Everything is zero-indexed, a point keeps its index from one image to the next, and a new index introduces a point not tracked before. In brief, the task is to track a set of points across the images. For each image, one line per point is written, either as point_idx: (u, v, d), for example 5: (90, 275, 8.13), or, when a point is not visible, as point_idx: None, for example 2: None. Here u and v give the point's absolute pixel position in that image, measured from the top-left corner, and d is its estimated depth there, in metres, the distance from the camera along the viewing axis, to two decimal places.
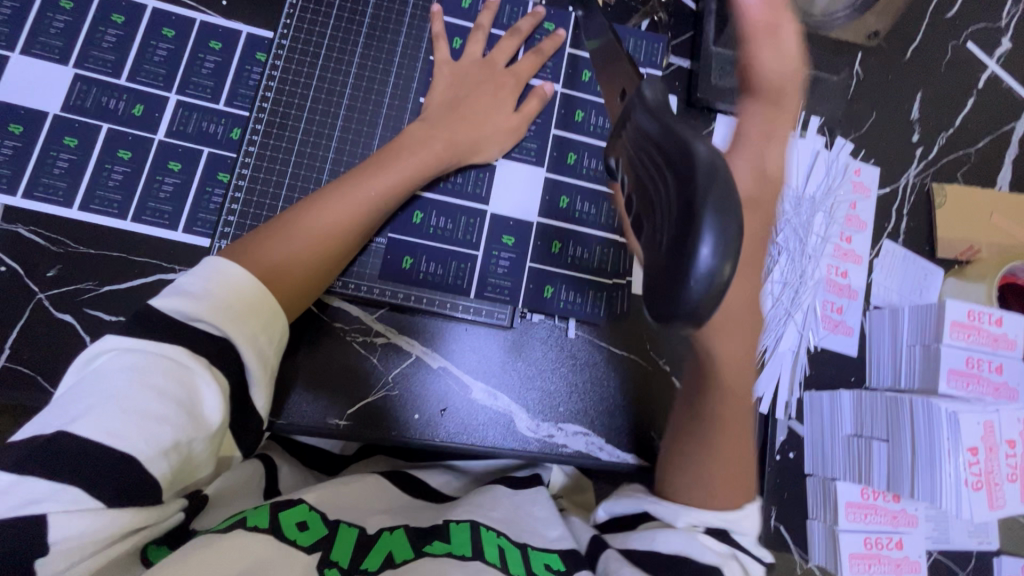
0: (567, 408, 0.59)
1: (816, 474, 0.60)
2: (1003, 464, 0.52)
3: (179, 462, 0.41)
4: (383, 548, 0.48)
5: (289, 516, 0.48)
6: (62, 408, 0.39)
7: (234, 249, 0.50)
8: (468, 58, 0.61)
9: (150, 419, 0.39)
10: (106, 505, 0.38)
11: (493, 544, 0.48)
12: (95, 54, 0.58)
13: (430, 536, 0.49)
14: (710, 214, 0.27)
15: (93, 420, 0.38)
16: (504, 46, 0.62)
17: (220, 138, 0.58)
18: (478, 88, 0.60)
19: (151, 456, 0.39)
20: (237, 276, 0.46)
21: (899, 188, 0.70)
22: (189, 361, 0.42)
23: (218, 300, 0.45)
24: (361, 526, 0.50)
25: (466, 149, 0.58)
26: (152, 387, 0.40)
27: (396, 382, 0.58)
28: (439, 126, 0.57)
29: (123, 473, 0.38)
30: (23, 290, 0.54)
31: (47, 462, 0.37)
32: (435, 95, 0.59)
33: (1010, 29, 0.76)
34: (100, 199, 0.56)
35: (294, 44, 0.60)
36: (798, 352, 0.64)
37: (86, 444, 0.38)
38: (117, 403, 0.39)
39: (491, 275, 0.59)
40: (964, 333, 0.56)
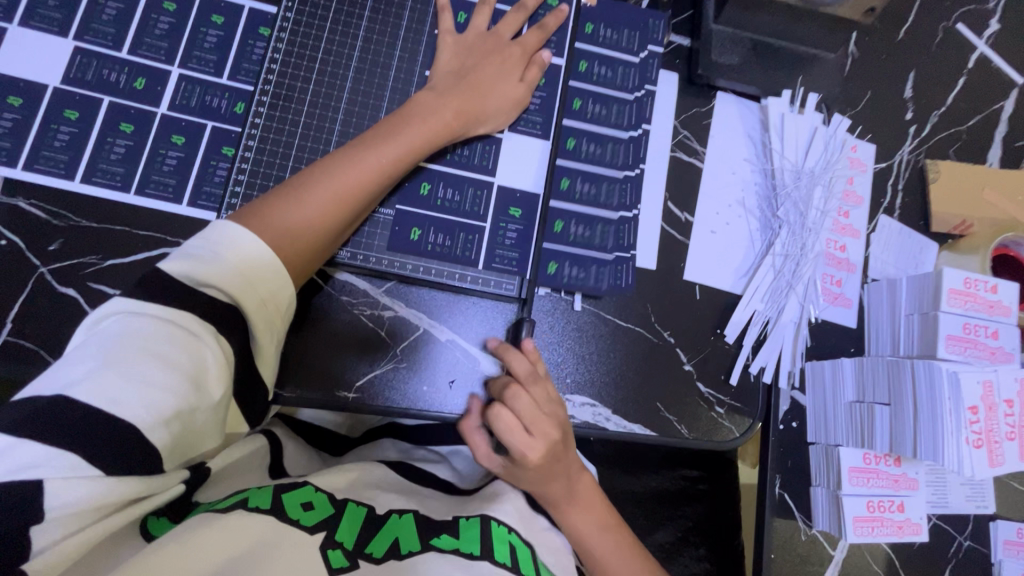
0: (574, 379, 0.60)
1: (819, 443, 0.62)
2: (1002, 423, 0.53)
3: (181, 431, 0.41)
4: (389, 534, 0.49)
5: (295, 497, 0.48)
6: (63, 369, 0.39)
7: (242, 216, 0.50)
8: (473, 32, 0.61)
9: (151, 387, 0.39)
10: (105, 472, 0.37)
11: (504, 542, 0.49)
12: (95, 27, 0.57)
13: (438, 529, 0.50)
14: None
15: (94, 384, 0.38)
16: (509, 21, 0.62)
17: (223, 112, 0.58)
18: (484, 62, 0.60)
19: (151, 424, 0.39)
20: (248, 241, 0.46)
21: (894, 164, 0.72)
22: (194, 330, 0.42)
23: (226, 267, 0.45)
24: (369, 505, 0.51)
25: (471, 121, 0.58)
26: (154, 354, 0.40)
27: (403, 354, 0.58)
28: (445, 97, 0.57)
29: (123, 440, 0.38)
30: (25, 264, 0.53)
31: (49, 426, 0.37)
32: (439, 67, 0.60)
33: (997, 11, 0.78)
34: (102, 172, 0.55)
35: (298, 17, 0.60)
36: (800, 323, 0.65)
37: (86, 408, 0.37)
38: (118, 368, 0.39)
39: (499, 246, 0.59)
40: (961, 300, 0.57)
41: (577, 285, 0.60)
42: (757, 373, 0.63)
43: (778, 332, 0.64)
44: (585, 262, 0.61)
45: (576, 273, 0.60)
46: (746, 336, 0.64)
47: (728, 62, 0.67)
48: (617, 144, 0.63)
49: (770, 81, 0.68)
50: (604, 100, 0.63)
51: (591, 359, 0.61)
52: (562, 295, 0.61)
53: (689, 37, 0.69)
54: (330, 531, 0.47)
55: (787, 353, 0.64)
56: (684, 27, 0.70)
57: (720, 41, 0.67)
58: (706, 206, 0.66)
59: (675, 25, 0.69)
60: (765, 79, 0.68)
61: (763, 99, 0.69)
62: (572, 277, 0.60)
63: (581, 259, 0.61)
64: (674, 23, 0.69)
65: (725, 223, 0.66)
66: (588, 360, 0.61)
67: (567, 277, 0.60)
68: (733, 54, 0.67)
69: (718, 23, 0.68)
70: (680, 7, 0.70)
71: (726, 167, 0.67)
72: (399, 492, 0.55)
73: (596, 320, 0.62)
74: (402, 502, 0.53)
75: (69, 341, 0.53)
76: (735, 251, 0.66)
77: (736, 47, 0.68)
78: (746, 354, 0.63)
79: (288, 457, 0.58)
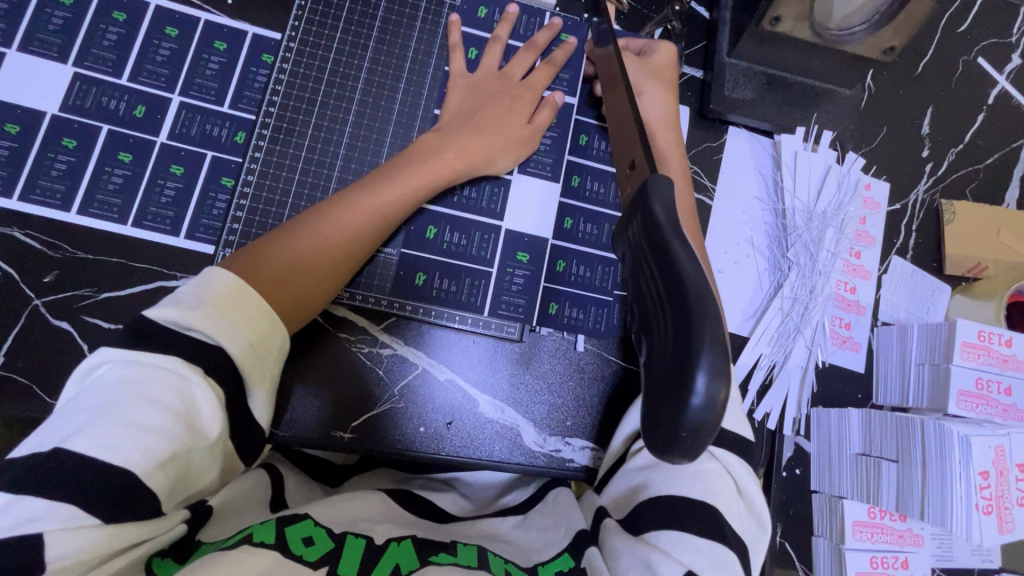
0: (574, 422, 0.59)
1: (823, 491, 0.60)
2: (1013, 489, 0.52)
3: (177, 474, 0.40)
4: (390, 559, 0.46)
5: (296, 530, 0.45)
6: (57, 423, 0.38)
7: (237, 258, 0.49)
8: (485, 70, 0.60)
9: (146, 432, 0.38)
10: (103, 521, 0.36)
11: (500, 566, 0.45)
12: (96, 53, 0.56)
13: (436, 548, 0.47)
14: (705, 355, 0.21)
15: (87, 435, 0.36)
16: (520, 59, 0.61)
17: (224, 141, 0.57)
18: (492, 102, 0.59)
19: (148, 469, 0.38)
20: (238, 288, 0.45)
21: (909, 204, 0.70)
22: (186, 371, 0.41)
23: (210, 311, 0.43)
24: (368, 536, 0.48)
25: (479, 161, 0.56)
26: (148, 398, 0.39)
27: (401, 395, 0.57)
28: (452, 139, 0.56)
29: (120, 489, 0.36)
30: (18, 295, 0.52)
31: (42, 481, 0.35)
32: (450, 108, 0.59)
33: (1019, 45, 0.76)
34: (100, 203, 0.54)
35: (302, 46, 0.59)
36: (807, 368, 0.63)
37: (80, 461, 0.36)
38: (111, 417, 0.37)
39: (505, 292, 0.58)
40: (974, 354, 0.56)
41: (579, 327, 0.60)
42: (762, 418, 0.62)
43: (785, 377, 0.63)
44: (586, 302, 0.60)
45: (577, 314, 0.60)
46: (752, 380, 0.62)
47: (741, 97, 0.65)
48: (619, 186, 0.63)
49: (784, 117, 0.66)
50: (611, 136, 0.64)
51: (592, 403, 0.60)
52: (565, 335, 0.60)
53: (702, 68, 0.68)
54: (333, 564, 0.44)
55: (792, 400, 0.63)
56: (697, 58, 0.68)
57: (733, 74, 0.66)
58: (715, 243, 0.64)
59: (688, 55, 0.68)
60: (779, 115, 0.66)
61: (776, 135, 0.67)
62: (573, 318, 0.60)
63: (582, 299, 0.60)
64: (686, 54, 0.67)
65: (734, 262, 0.64)
66: (589, 404, 0.60)
67: (566, 317, 0.60)
68: (746, 89, 0.66)
69: (732, 57, 0.66)
70: (694, 38, 0.68)
71: (737, 206, 0.65)
72: (397, 523, 0.52)
73: (599, 360, 0.60)
74: (401, 531, 0.51)
75: (61, 376, 0.52)
76: (743, 292, 0.64)
77: (750, 82, 0.66)
78: (751, 400, 0.62)
79: (289, 490, 0.57)
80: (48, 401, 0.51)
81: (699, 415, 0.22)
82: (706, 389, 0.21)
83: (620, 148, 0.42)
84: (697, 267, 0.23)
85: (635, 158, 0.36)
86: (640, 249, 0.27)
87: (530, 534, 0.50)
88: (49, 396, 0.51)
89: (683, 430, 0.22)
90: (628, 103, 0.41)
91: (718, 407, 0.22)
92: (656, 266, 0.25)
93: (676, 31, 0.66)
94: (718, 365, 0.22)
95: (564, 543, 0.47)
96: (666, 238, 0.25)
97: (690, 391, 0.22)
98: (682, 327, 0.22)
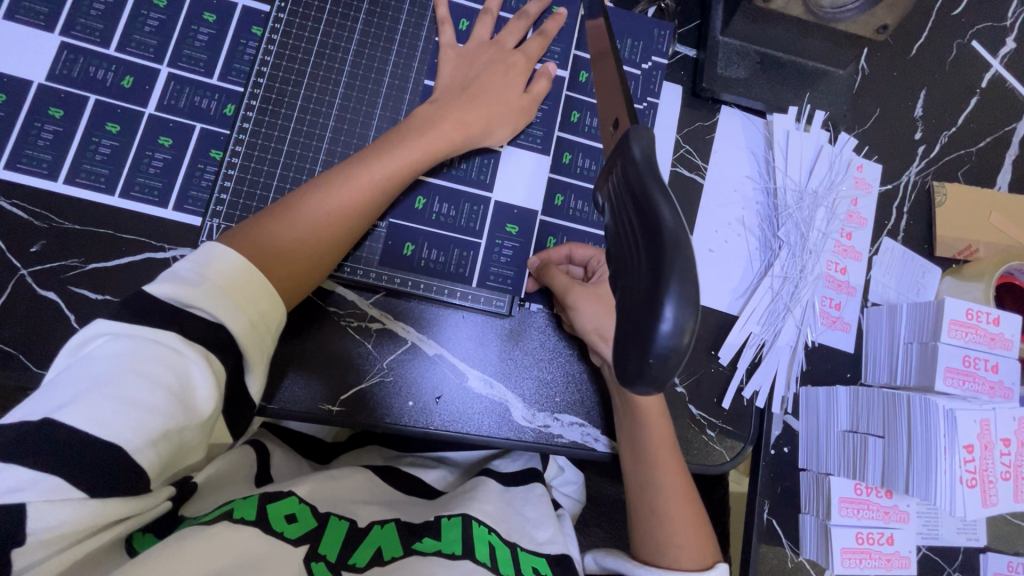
0: (563, 398, 0.59)
1: (810, 469, 0.61)
2: (998, 463, 0.52)
3: (168, 451, 0.39)
4: (373, 542, 0.47)
5: (279, 508, 0.46)
6: (47, 394, 0.37)
7: (234, 233, 0.48)
8: (476, 43, 0.60)
9: (137, 407, 0.37)
10: (88, 495, 0.35)
11: (483, 542, 0.48)
12: (83, 22, 0.55)
13: (420, 532, 0.48)
14: (674, 281, 0.22)
15: (77, 408, 0.35)
16: (512, 29, 0.61)
17: (213, 113, 0.57)
18: (487, 72, 0.58)
19: (138, 446, 0.37)
20: (237, 264, 0.45)
21: (900, 185, 0.70)
22: (181, 346, 0.40)
23: (211, 289, 0.43)
24: (351, 518, 0.49)
25: (478, 134, 0.56)
26: (140, 373, 0.38)
27: (389, 369, 0.57)
28: (448, 111, 0.55)
29: (108, 464, 0.35)
30: (6, 265, 0.52)
31: (29, 451, 0.34)
32: (443, 81, 0.58)
33: (1014, 29, 0.76)
34: (87, 173, 0.54)
35: (291, 18, 0.58)
36: (797, 347, 0.63)
37: (68, 434, 0.35)
38: (105, 391, 0.36)
39: (494, 264, 0.59)
40: (962, 332, 0.56)
41: None
42: (751, 397, 0.62)
43: (774, 354, 0.63)
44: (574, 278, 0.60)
45: None
46: (741, 358, 0.62)
47: (734, 76, 0.65)
48: None
49: (776, 96, 0.66)
50: None
51: (581, 379, 0.60)
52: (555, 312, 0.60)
53: (695, 47, 0.67)
54: (314, 543, 0.45)
55: (781, 378, 0.63)
56: (690, 37, 0.68)
57: (726, 53, 0.65)
58: (704, 222, 0.64)
59: (681, 35, 0.67)
60: (771, 94, 0.66)
61: (769, 115, 0.67)
62: None
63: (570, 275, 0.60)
64: (680, 32, 0.67)
65: (724, 241, 0.64)
66: (578, 381, 0.59)
67: None
68: (740, 67, 0.65)
69: (725, 35, 0.65)
70: (687, 17, 0.68)
71: (728, 184, 0.65)
72: (380, 504, 0.53)
73: None
74: (383, 513, 0.52)
75: (48, 345, 0.52)
76: (733, 270, 0.64)
77: (742, 61, 0.66)
78: (740, 377, 0.62)
79: (274, 466, 0.57)
80: (35, 370, 0.51)
81: (667, 341, 0.22)
82: (672, 322, 0.22)
83: (606, 106, 0.41)
84: (673, 206, 0.24)
85: (619, 116, 0.36)
86: (618, 195, 0.27)
87: (516, 515, 0.54)
88: (37, 365, 0.51)
89: (651, 356, 0.22)
90: (614, 67, 0.40)
91: (684, 344, 0.22)
92: (633, 209, 0.25)
93: (670, 9, 0.67)
94: (687, 296, 0.22)
95: (546, 549, 0.51)
96: (645, 183, 0.25)
97: (659, 320, 0.22)
98: (655, 259, 0.23)
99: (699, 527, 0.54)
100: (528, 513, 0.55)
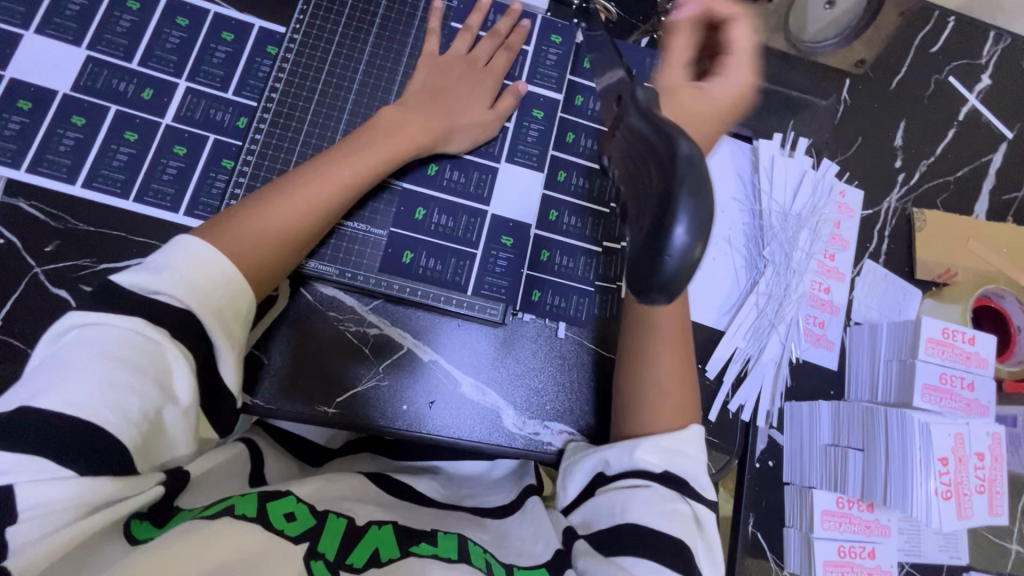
0: (553, 406, 0.61)
1: (794, 483, 0.62)
2: (972, 476, 0.54)
3: (149, 433, 0.40)
4: (369, 544, 0.47)
5: (278, 506, 0.46)
6: (28, 383, 0.38)
7: (203, 228, 0.49)
8: (455, 54, 0.64)
9: (117, 388, 0.39)
10: (77, 474, 0.37)
11: (480, 557, 0.48)
12: (109, 38, 0.59)
13: (418, 537, 0.49)
14: (685, 198, 0.30)
15: (60, 393, 0.37)
16: (484, 45, 0.65)
17: (227, 125, 0.60)
18: (457, 84, 0.62)
19: (119, 425, 0.38)
20: (200, 252, 0.46)
21: (882, 211, 0.73)
22: (152, 333, 0.42)
23: (176, 275, 0.44)
24: (349, 517, 0.50)
25: (440, 136, 0.60)
26: (118, 358, 0.40)
27: (384, 373, 0.58)
28: (414, 115, 0.58)
29: (93, 443, 0.37)
30: (20, 263, 0.54)
31: (20, 434, 0.36)
32: (416, 80, 0.62)
33: (989, 67, 0.80)
34: (103, 178, 0.56)
35: (304, 39, 0.62)
36: (781, 362, 0.65)
37: (52, 416, 0.37)
38: (82, 376, 0.38)
39: (489, 274, 0.61)
40: (939, 349, 0.58)
41: (560, 313, 0.62)
42: (736, 410, 0.64)
43: (759, 369, 0.65)
44: (567, 291, 0.62)
45: (559, 302, 0.62)
46: (727, 372, 0.64)
47: None
48: (603, 183, 0.65)
49: (761, 124, 0.71)
50: (597, 136, 0.66)
51: (571, 388, 0.61)
52: (546, 322, 0.62)
53: None
54: (313, 542, 0.45)
55: (766, 392, 0.65)
56: None
57: None
58: None
59: None
60: (757, 121, 0.70)
61: (755, 141, 0.70)
62: (554, 305, 0.62)
63: (564, 288, 0.62)
64: None
65: (711, 260, 0.67)
66: (569, 389, 0.61)
67: (549, 304, 0.62)
68: None
69: None
70: None
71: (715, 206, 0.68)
72: (378, 505, 0.54)
73: (579, 348, 0.62)
74: (382, 513, 0.52)
75: None
76: (720, 288, 0.67)
77: None
78: (726, 391, 0.64)
79: (267, 467, 0.57)
80: None
81: (679, 248, 0.30)
82: (683, 233, 0.29)
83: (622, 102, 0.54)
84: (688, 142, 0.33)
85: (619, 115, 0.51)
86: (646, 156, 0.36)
87: (512, 539, 0.53)
88: None
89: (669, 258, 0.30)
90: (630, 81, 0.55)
91: (691, 256, 0.30)
92: (660, 155, 0.34)
93: None
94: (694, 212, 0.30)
95: (544, 558, 0.50)
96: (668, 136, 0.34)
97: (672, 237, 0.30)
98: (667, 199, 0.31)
99: (682, 370, 0.57)
100: (523, 534, 0.54)
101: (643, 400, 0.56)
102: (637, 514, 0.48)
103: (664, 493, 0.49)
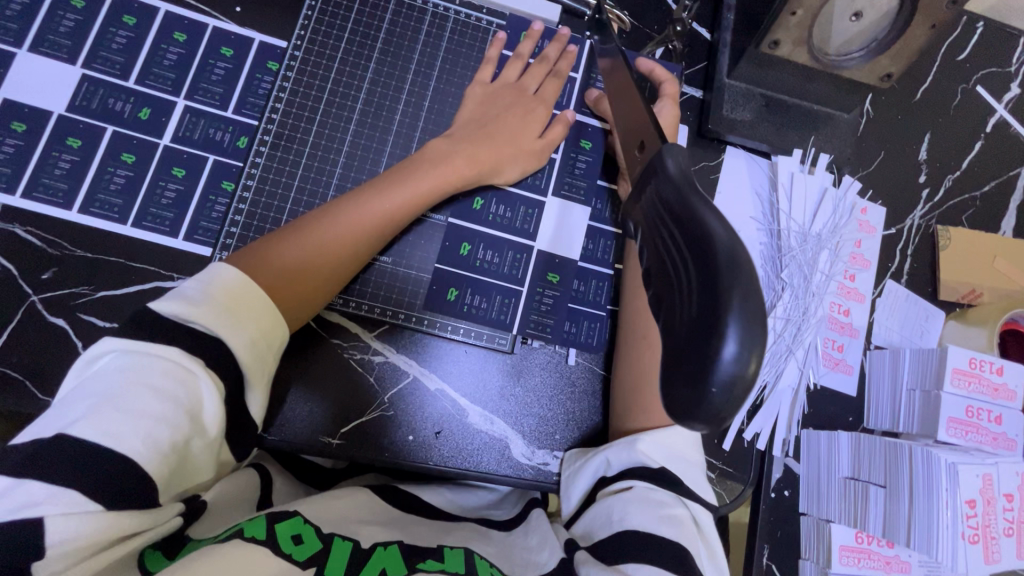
0: (562, 435, 0.59)
1: (811, 514, 0.60)
2: (1000, 518, 0.52)
3: (176, 464, 0.38)
4: (375, 565, 0.42)
5: (286, 527, 0.42)
6: (59, 411, 0.36)
7: (243, 257, 0.48)
8: (503, 83, 0.62)
9: (147, 419, 0.36)
10: (105, 509, 0.34)
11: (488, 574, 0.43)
12: (104, 55, 0.57)
13: (424, 553, 0.44)
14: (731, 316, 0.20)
15: (90, 423, 0.35)
16: (534, 72, 0.63)
17: (226, 146, 0.58)
18: (506, 113, 0.60)
19: (147, 458, 0.35)
20: (242, 282, 0.44)
21: (905, 229, 0.71)
22: (187, 362, 0.39)
23: (218, 306, 0.42)
24: (355, 538, 0.44)
25: (488, 170, 0.58)
26: (149, 386, 0.37)
27: (390, 403, 0.57)
28: (465, 145, 0.57)
29: (119, 478, 0.34)
30: (16, 292, 0.53)
31: (41, 465, 0.33)
32: (464, 112, 0.60)
33: (1019, 75, 0.76)
34: (100, 203, 0.55)
35: (306, 55, 0.60)
36: (799, 389, 0.63)
37: (78, 447, 0.34)
38: (114, 405, 0.35)
39: (535, 312, 0.60)
40: (965, 381, 0.56)
41: (571, 340, 0.60)
42: (752, 438, 0.62)
43: (775, 397, 0.63)
44: (577, 315, 0.61)
45: (571, 327, 0.60)
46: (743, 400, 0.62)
47: (739, 117, 0.66)
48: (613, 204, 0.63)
49: (782, 139, 0.67)
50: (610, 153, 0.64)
51: (581, 417, 0.60)
52: (557, 348, 0.60)
53: (702, 89, 0.69)
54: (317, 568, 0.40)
55: (783, 420, 0.63)
56: (697, 78, 0.69)
57: (732, 95, 0.66)
58: None
59: (688, 76, 0.69)
60: (776, 136, 0.67)
61: (774, 157, 0.68)
62: (566, 331, 0.60)
63: (575, 312, 0.61)
64: (687, 73, 0.69)
65: None
66: (578, 418, 0.60)
67: (561, 330, 0.60)
68: (746, 110, 0.66)
69: (731, 79, 0.66)
70: (695, 58, 0.69)
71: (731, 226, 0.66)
72: (384, 525, 0.48)
73: (590, 374, 0.61)
74: (387, 532, 0.47)
75: (53, 373, 0.52)
76: None
77: (748, 103, 0.66)
78: (741, 419, 0.62)
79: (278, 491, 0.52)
80: (38, 396, 0.51)
81: (730, 371, 0.20)
82: (735, 353, 0.20)
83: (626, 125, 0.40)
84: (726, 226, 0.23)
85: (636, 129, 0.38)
86: (653, 219, 0.26)
87: (516, 551, 0.48)
88: (41, 392, 0.52)
89: (713, 386, 0.20)
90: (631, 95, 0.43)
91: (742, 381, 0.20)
92: (676, 229, 0.24)
93: (678, 51, 0.68)
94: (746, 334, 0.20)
95: (550, 565, 0.45)
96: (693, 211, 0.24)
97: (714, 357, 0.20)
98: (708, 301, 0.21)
99: None
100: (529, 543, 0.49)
101: (630, 390, 0.55)
102: (638, 520, 0.44)
103: (662, 495, 0.46)
